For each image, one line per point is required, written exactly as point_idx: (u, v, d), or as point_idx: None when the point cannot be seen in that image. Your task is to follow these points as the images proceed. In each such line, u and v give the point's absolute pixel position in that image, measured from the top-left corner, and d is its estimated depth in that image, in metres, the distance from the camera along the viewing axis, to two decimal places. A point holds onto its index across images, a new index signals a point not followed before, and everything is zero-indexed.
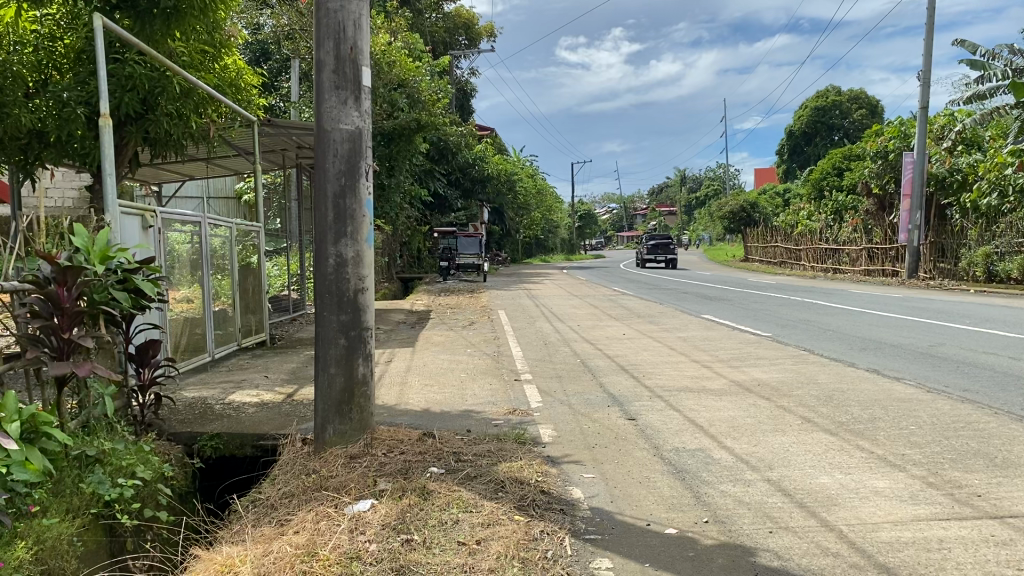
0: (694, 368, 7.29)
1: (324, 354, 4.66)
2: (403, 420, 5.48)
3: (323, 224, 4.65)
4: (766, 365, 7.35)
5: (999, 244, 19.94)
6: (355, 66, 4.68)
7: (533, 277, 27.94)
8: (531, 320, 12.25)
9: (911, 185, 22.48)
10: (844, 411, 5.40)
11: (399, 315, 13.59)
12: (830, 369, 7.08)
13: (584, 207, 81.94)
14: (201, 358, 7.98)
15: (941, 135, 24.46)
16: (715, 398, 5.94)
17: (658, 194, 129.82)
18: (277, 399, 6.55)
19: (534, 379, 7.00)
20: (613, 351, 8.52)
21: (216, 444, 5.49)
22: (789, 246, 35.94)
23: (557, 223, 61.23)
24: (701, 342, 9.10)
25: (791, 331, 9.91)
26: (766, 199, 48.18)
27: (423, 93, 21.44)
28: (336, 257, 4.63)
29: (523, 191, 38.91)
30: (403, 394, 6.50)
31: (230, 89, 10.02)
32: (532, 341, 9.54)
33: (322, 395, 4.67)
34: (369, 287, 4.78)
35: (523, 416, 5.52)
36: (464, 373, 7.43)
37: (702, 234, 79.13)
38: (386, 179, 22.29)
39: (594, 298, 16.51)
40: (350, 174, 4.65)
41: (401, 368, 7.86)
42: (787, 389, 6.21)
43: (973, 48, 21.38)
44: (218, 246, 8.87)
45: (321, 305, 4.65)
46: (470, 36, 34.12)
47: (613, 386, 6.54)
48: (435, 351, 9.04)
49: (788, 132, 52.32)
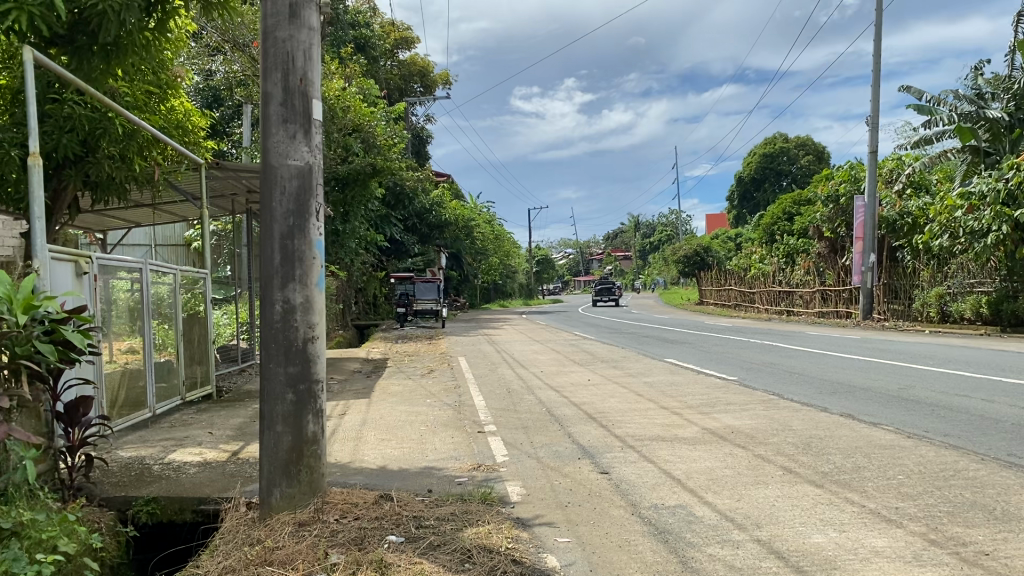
0: (664, 415, 7.00)
1: (270, 410, 4.28)
2: (358, 481, 5.09)
3: (269, 268, 4.30)
4: (737, 411, 7.08)
5: (952, 285, 20.15)
6: (305, 99, 4.37)
7: (491, 323, 27.64)
8: (491, 366, 11.89)
9: (863, 227, 22.77)
10: (826, 459, 5.13)
11: (354, 364, 13.12)
12: (803, 414, 6.83)
13: (540, 253, 82.07)
14: (141, 414, 7.46)
15: (891, 179, 24.86)
16: (689, 448, 5.64)
17: (612, 239, 130.97)
18: (221, 457, 6.08)
19: (498, 430, 6.64)
20: (579, 399, 8.20)
21: (152, 508, 5.01)
22: (743, 288, 36.14)
23: (514, 268, 61.09)
24: (667, 387, 8.82)
25: (758, 375, 9.68)
26: (720, 243, 48.65)
27: (379, 138, 21.22)
28: (283, 303, 4.27)
29: (480, 236, 38.71)
30: (359, 450, 6.08)
31: (177, 131, 9.63)
32: (494, 389, 9.18)
33: (269, 456, 4.28)
34: (320, 336, 4.41)
35: (489, 472, 5.15)
36: (424, 425, 7.03)
37: (657, 279, 79.72)
38: (341, 224, 21.92)
39: (554, 344, 16.23)
40: (298, 214, 4.31)
41: (357, 420, 7.44)
42: (764, 437, 5.93)
43: (920, 94, 21.93)
44: (162, 294, 8.39)
45: (267, 357, 4.28)
46: (425, 83, 34.15)
47: (582, 437, 6.20)
48: (392, 401, 8.62)
49: (738, 177, 53.10)
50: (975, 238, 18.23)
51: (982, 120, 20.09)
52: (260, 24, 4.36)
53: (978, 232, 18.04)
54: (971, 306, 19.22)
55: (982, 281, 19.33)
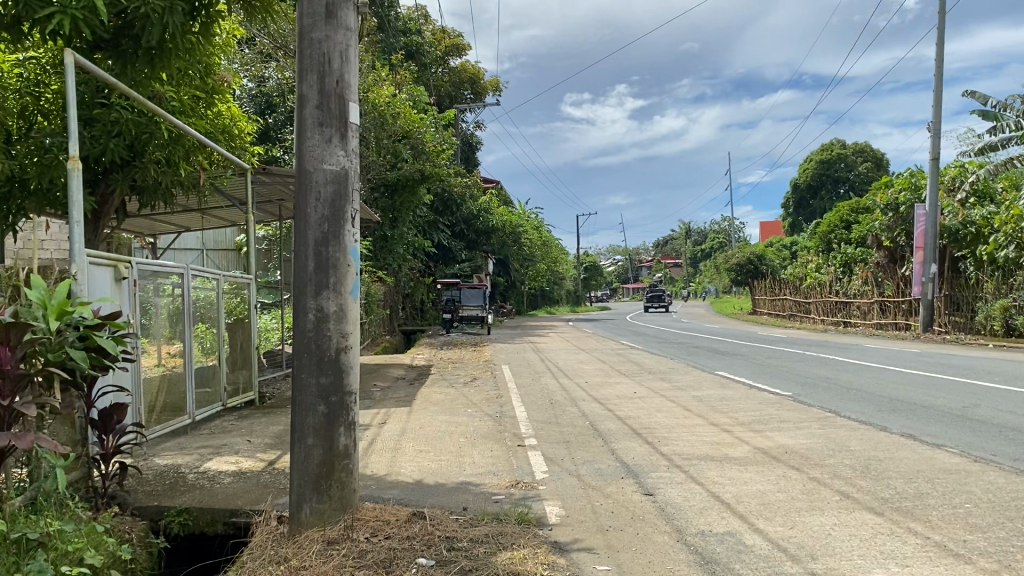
0: (713, 432, 6.72)
1: (301, 422, 4.14)
2: (392, 495, 4.93)
3: (302, 275, 4.16)
4: (790, 429, 6.78)
5: (1017, 297, 19.41)
6: (342, 102, 4.23)
7: (538, 330, 27.45)
8: (536, 375, 11.70)
9: (923, 237, 22.11)
10: (886, 484, 4.83)
11: (398, 371, 13.05)
12: (860, 433, 6.50)
13: (589, 260, 81.58)
14: (182, 420, 7.42)
15: (953, 187, 24.09)
16: (739, 468, 5.38)
17: (663, 246, 129.80)
18: (257, 467, 5.98)
19: (540, 444, 6.45)
20: (624, 412, 7.96)
21: (184, 519, 4.92)
22: (797, 298, 35.37)
23: (562, 275, 60.81)
24: (717, 402, 8.53)
25: (813, 390, 9.33)
26: (773, 251, 47.79)
27: (428, 144, 21.21)
28: (316, 312, 4.14)
29: (528, 243, 38.57)
30: (396, 462, 5.94)
31: (224, 136, 9.62)
32: (537, 400, 8.98)
33: (299, 469, 4.14)
34: (354, 346, 4.26)
35: (527, 489, 4.96)
36: (464, 436, 6.88)
37: (708, 287, 78.74)
38: (390, 231, 21.99)
39: (602, 353, 15.97)
40: (333, 220, 4.18)
41: (396, 430, 7.30)
42: (819, 458, 5.64)
43: (985, 99, 21.21)
44: (205, 299, 8.35)
45: (299, 367, 4.14)
46: (475, 90, 34.14)
47: (626, 454, 5.98)
48: (433, 411, 8.48)
49: (793, 185, 52.11)
50: None
51: None
52: (297, 25, 4.24)
53: None
54: None
55: None
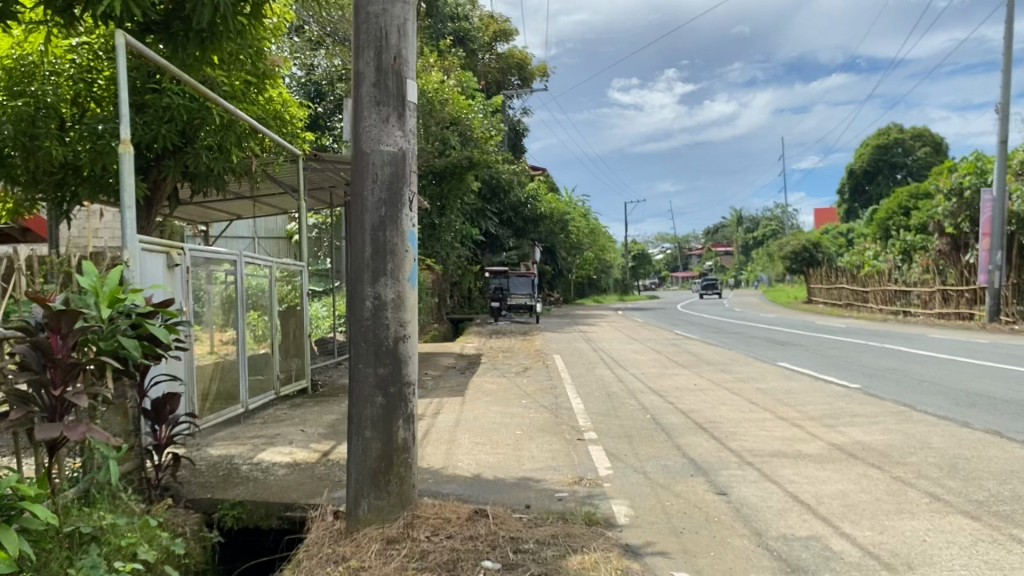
0: (782, 428, 6.41)
1: (358, 414, 3.96)
2: (451, 491, 4.75)
3: (359, 261, 3.98)
4: (865, 424, 6.43)
5: None
6: (399, 79, 4.02)
7: (589, 319, 27.17)
8: (590, 365, 11.45)
9: (990, 223, 21.25)
10: (979, 486, 4.50)
11: (449, 360, 12.88)
12: (941, 430, 6.13)
13: (637, 247, 80.71)
14: (235, 409, 7.33)
15: (1022, 172, 23.11)
16: (816, 467, 5.08)
17: (712, 234, 128.14)
18: (311, 459, 5.84)
19: (601, 438, 6.21)
20: (686, 405, 7.67)
21: (238, 513, 4.79)
22: (854, 287, 34.50)
23: (611, 264, 60.25)
24: (782, 395, 8.19)
25: (883, 383, 8.92)
26: (828, 238, 46.67)
27: (477, 131, 21.01)
28: (373, 299, 3.95)
29: (576, 231, 38.18)
30: (452, 455, 5.75)
31: (275, 122, 9.50)
32: (594, 392, 8.73)
33: (357, 463, 3.96)
34: (413, 335, 4.06)
35: (592, 486, 4.73)
36: (521, 429, 6.66)
37: (758, 275, 77.45)
38: (438, 218, 21.86)
39: (656, 343, 15.65)
40: (390, 204, 3.97)
41: (451, 421, 7.13)
42: (900, 456, 5.31)
43: None
44: (257, 286, 8.25)
45: (356, 358, 3.96)
46: (523, 77, 33.82)
47: (692, 449, 5.72)
48: (487, 401, 8.29)
49: (847, 170, 50.83)
50: None
51: None
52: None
53: None
54: None
55: None
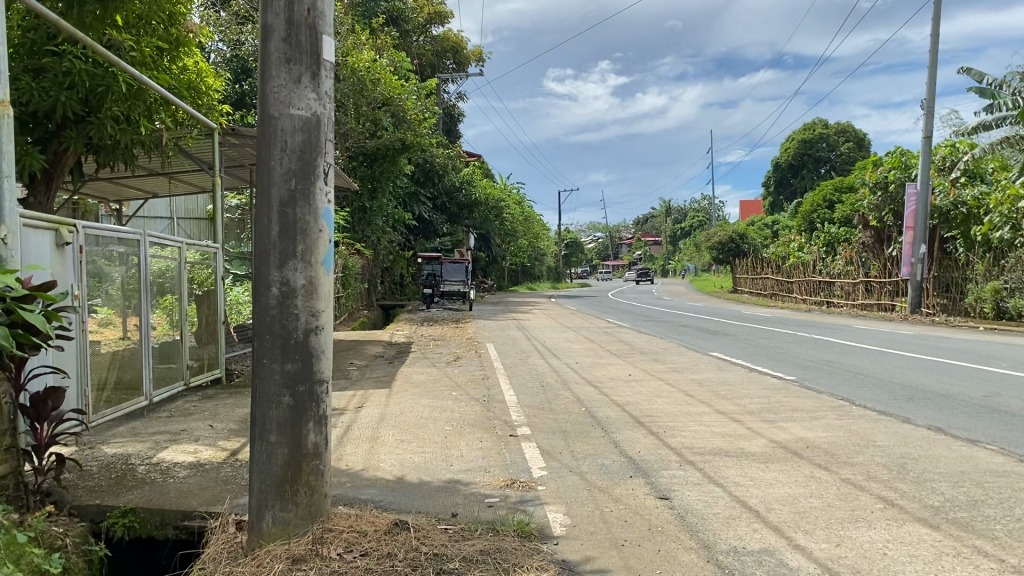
0: (722, 423, 6.13)
1: (262, 415, 3.50)
2: (370, 497, 4.31)
3: (265, 242, 3.51)
4: (806, 420, 6.20)
5: (1008, 279, 18.89)
6: (314, 34, 3.54)
7: (521, 307, 26.85)
8: (522, 355, 11.07)
9: (914, 217, 21.55)
10: (930, 489, 4.27)
11: (376, 348, 12.34)
12: (884, 426, 5.94)
13: (570, 236, 80.75)
14: (137, 401, 6.72)
15: (945, 167, 23.54)
16: (761, 467, 4.79)
17: (643, 224, 129.30)
18: (217, 459, 5.31)
19: (534, 434, 5.84)
20: (621, 398, 7.35)
21: (129, 521, 4.26)
22: (780, 277, 34.93)
23: (543, 251, 60.06)
24: (719, 387, 7.95)
25: (819, 375, 8.79)
26: (756, 230, 47.29)
27: (409, 112, 20.43)
28: (281, 285, 3.48)
29: (510, 217, 37.79)
30: (373, 454, 5.31)
31: (189, 92, 8.80)
32: (526, 383, 8.35)
33: (260, 471, 3.51)
34: (327, 326, 3.62)
35: (524, 490, 4.35)
36: (449, 423, 6.25)
37: (687, 265, 78.32)
38: (369, 203, 21.50)
39: (589, 332, 15.39)
40: (302, 176, 3.51)
41: (374, 416, 6.66)
42: (846, 455, 5.08)
43: (981, 76, 20.66)
44: (164, 270, 7.60)
45: (260, 351, 3.50)
46: (457, 60, 33.16)
47: (630, 446, 5.39)
48: (415, 393, 7.83)
49: (775, 164, 51.54)
50: None
51: None
52: None
53: None
54: None
55: None
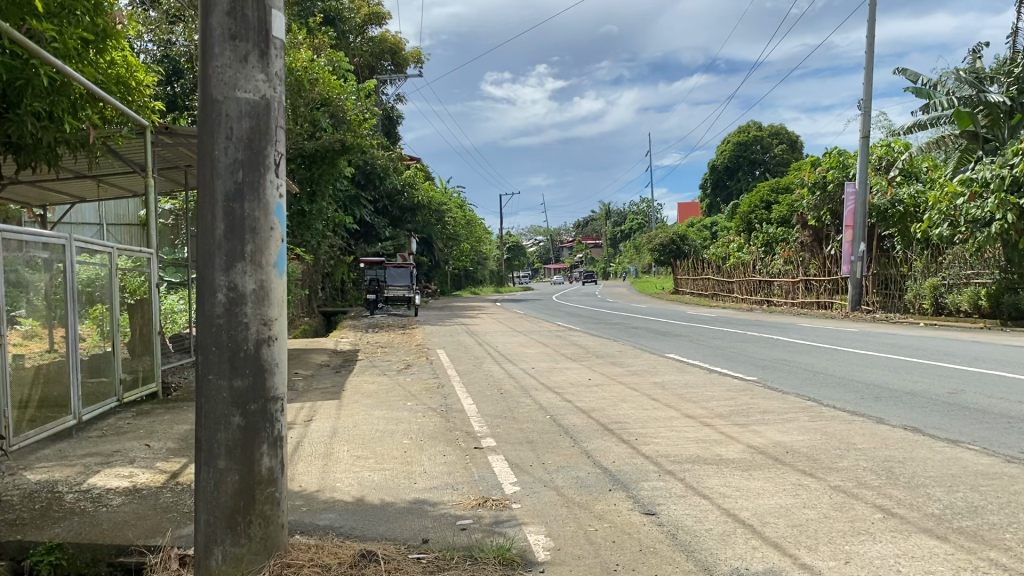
0: (693, 427, 5.87)
1: (209, 437, 3.10)
2: (329, 524, 3.92)
3: (208, 243, 3.10)
4: (778, 422, 6.00)
5: (946, 276, 19.20)
6: (261, 7, 3.14)
7: (467, 311, 26.46)
8: (475, 361, 10.73)
9: (853, 216, 21.72)
10: (926, 495, 4.06)
11: (321, 356, 11.83)
12: (858, 427, 5.76)
13: (511, 239, 80.56)
14: (64, 421, 6.17)
15: (881, 167, 23.81)
16: (745, 475, 4.52)
17: (582, 226, 129.95)
18: (154, 483, 4.83)
19: (499, 445, 5.51)
20: (584, 403, 7.06)
21: (56, 559, 3.78)
22: (720, 278, 35.18)
23: (485, 255, 59.69)
24: (682, 389, 7.71)
25: (779, 375, 8.64)
26: (695, 231, 47.65)
27: (350, 113, 19.99)
28: (227, 291, 3.08)
29: (452, 221, 37.37)
30: (329, 474, 4.92)
31: (116, 87, 8.20)
32: (483, 390, 8.01)
33: (207, 502, 3.11)
34: (280, 336, 3.23)
35: (499, 509, 4.01)
36: (407, 436, 5.88)
37: (627, 267, 78.81)
38: (308, 205, 20.69)
39: (539, 335, 15.10)
40: (250, 167, 3.13)
41: (325, 430, 6.23)
42: (828, 459, 4.87)
43: (916, 76, 21.01)
44: (92, 278, 7.03)
45: (205, 366, 3.10)
46: (395, 62, 32.60)
47: (603, 456, 5.09)
48: (366, 404, 7.41)
49: (711, 166, 51.99)
50: (976, 227, 17.38)
51: (981, 105, 19.40)
52: None
53: (981, 220, 17.15)
54: (968, 298, 18.16)
55: (979, 273, 18.39)
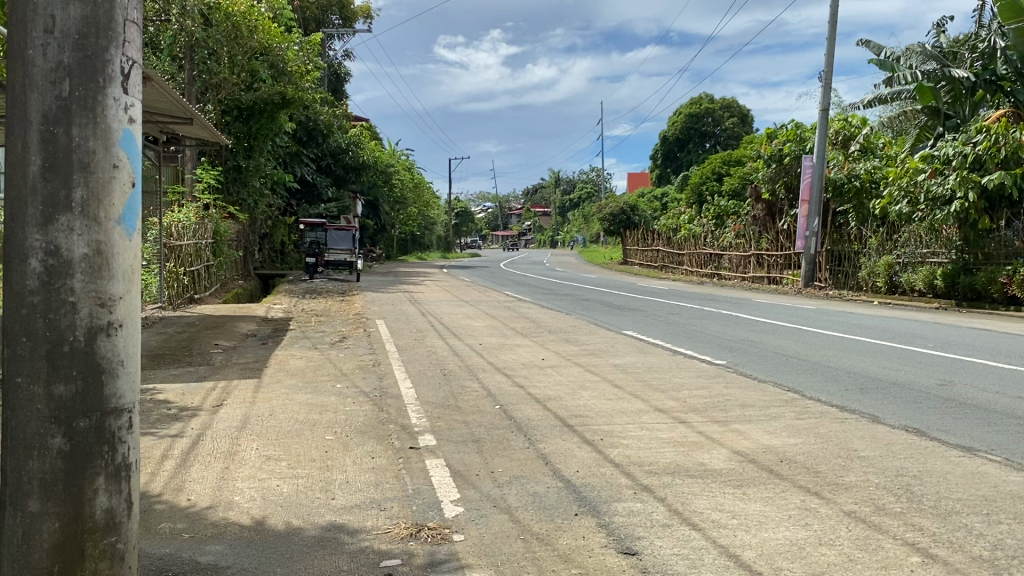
0: (666, 426, 5.05)
1: (16, 468, 2.17)
2: (211, 563, 2.98)
3: (19, 185, 2.14)
4: (761, 419, 5.23)
5: (902, 254, 18.74)
6: None
7: (412, 277, 25.39)
8: (418, 335, 9.80)
9: (809, 190, 20.98)
10: (966, 528, 3.30)
11: (248, 325, 10.76)
12: (854, 428, 5.00)
13: (460, 206, 78.99)
14: None
15: (837, 142, 22.87)
16: (738, 494, 3.72)
17: (531, 193, 128.67)
18: None
19: (440, 444, 4.62)
20: (540, 390, 6.19)
21: None
22: (670, 250, 34.58)
23: (431, 220, 58.28)
24: (647, 374, 6.91)
25: (750, 359, 7.89)
26: (645, 201, 46.86)
27: (291, 64, 18.64)
28: (44, 257, 2.13)
29: (398, 183, 36.02)
30: (226, 484, 3.97)
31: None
32: (425, 371, 7.09)
33: (12, 557, 2.19)
34: (129, 324, 2.28)
35: (437, 544, 3.15)
36: (328, 430, 4.95)
37: (575, 236, 77.82)
38: (243, 160, 19.39)
39: (487, 306, 14.20)
40: (82, 76, 2.15)
41: (236, 420, 5.26)
42: (831, 472, 4.10)
43: (880, 50, 20.36)
44: None
45: (13, 365, 2.15)
46: (343, 15, 30.99)
47: (566, 462, 4.25)
48: (290, 386, 6.45)
49: (662, 137, 51.04)
50: (935, 206, 16.80)
51: (944, 80, 18.78)
52: None
53: (941, 198, 16.55)
54: (923, 277, 17.71)
55: (935, 252, 17.96)
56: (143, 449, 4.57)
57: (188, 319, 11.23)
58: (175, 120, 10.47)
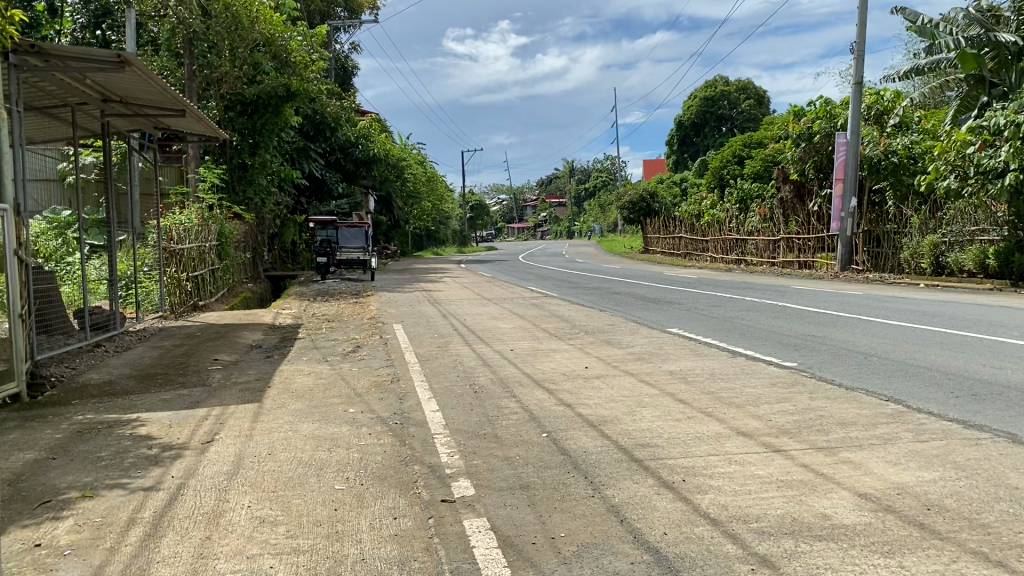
0: (760, 457, 4.04)
1: None
2: None
3: None
4: (877, 444, 4.21)
5: (948, 233, 17.54)
6: None
7: (428, 274, 24.36)
8: (439, 341, 8.84)
9: (844, 168, 19.78)
10: None
11: (252, 336, 9.81)
12: (1001, 454, 3.96)
13: (474, 200, 77.80)
14: None
15: (870, 118, 21.66)
16: (895, 568, 2.73)
17: (546, 185, 127.35)
18: None
19: (481, 494, 3.64)
20: (591, 410, 5.19)
21: None
22: (693, 236, 33.35)
23: (445, 216, 57.25)
24: (712, 384, 5.90)
25: (828, 360, 6.85)
26: (664, 186, 45.53)
27: (294, 54, 17.64)
28: None
29: (411, 177, 35.02)
30: (206, 566, 3.00)
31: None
32: (451, 387, 6.13)
33: None
34: None
35: None
36: (337, 477, 3.97)
37: (591, 226, 76.38)
38: (249, 158, 18.43)
39: (512, 304, 13.22)
40: None
41: (228, 463, 4.30)
42: (1004, 525, 3.09)
43: (917, 17, 19.11)
44: None
45: None
46: (349, 7, 30.09)
47: (648, 519, 3.25)
48: (294, 412, 5.50)
49: (677, 122, 49.69)
50: (987, 179, 15.58)
51: (989, 45, 17.58)
52: None
53: (992, 171, 15.33)
54: (973, 257, 16.58)
55: (985, 230, 16.80)
56: (105, 511, 3.61)
57: (189, 329, 10.30)
58: (166, 112, 9.49)
